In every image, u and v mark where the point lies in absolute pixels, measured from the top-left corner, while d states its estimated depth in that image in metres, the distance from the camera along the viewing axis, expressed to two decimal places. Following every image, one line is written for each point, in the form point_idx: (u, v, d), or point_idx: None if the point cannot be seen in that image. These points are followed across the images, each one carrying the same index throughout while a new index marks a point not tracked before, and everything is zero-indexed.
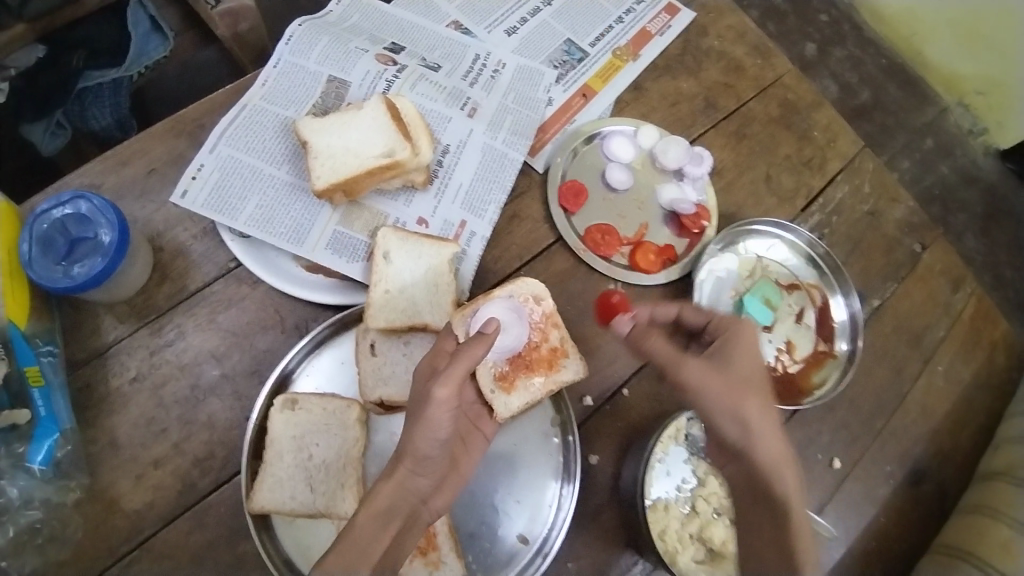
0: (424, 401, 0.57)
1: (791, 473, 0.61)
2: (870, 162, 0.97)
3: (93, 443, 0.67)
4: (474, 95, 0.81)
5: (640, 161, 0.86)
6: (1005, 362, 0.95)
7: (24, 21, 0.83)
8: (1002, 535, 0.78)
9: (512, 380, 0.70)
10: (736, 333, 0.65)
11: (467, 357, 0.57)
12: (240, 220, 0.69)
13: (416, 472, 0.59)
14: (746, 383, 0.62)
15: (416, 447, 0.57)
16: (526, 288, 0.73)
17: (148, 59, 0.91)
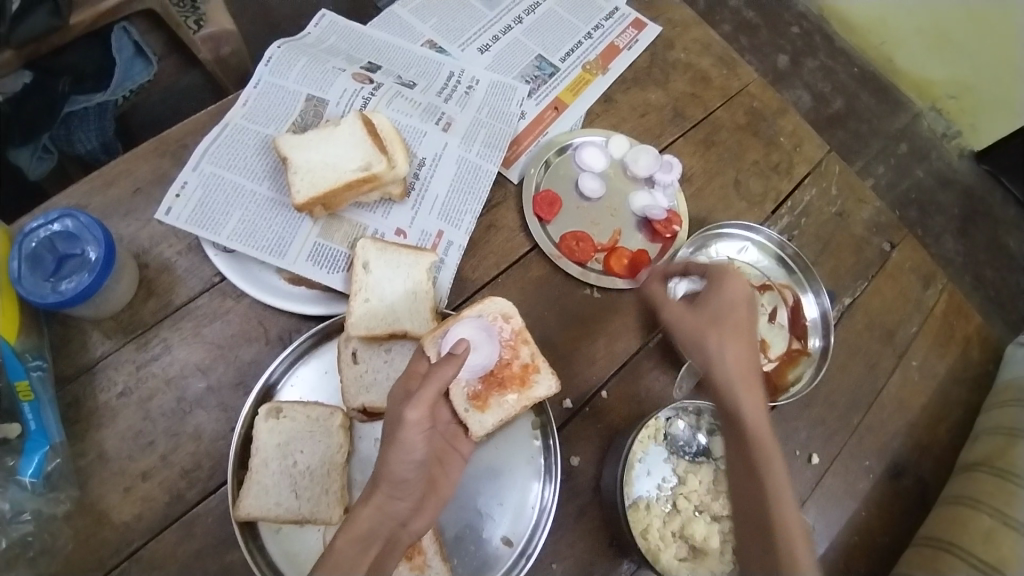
0: (397, 423, 0.59)
1: (750, 396, 0.66)
2: (837, 166, 1.00)
3: (81, 456, 0.68)
4: (449, 110, 0.84)
5: (612, 170, 0.89)
6: (979, 356, 0.98)
7: (12, 47, 0.80)
8: (984, 525, 0.78)
9: (485, 399, 0.71)
10: (721, 278, 0.71)
11: (437, 378, 0.59)
12: (222, 234, 0.71)
13: (394, 496, 0.61)
14: (717, 320, 0.70)
15: (391, 471, 0.60)
16: (495, 306, 0.74)
17: (132, 83, 0.95)
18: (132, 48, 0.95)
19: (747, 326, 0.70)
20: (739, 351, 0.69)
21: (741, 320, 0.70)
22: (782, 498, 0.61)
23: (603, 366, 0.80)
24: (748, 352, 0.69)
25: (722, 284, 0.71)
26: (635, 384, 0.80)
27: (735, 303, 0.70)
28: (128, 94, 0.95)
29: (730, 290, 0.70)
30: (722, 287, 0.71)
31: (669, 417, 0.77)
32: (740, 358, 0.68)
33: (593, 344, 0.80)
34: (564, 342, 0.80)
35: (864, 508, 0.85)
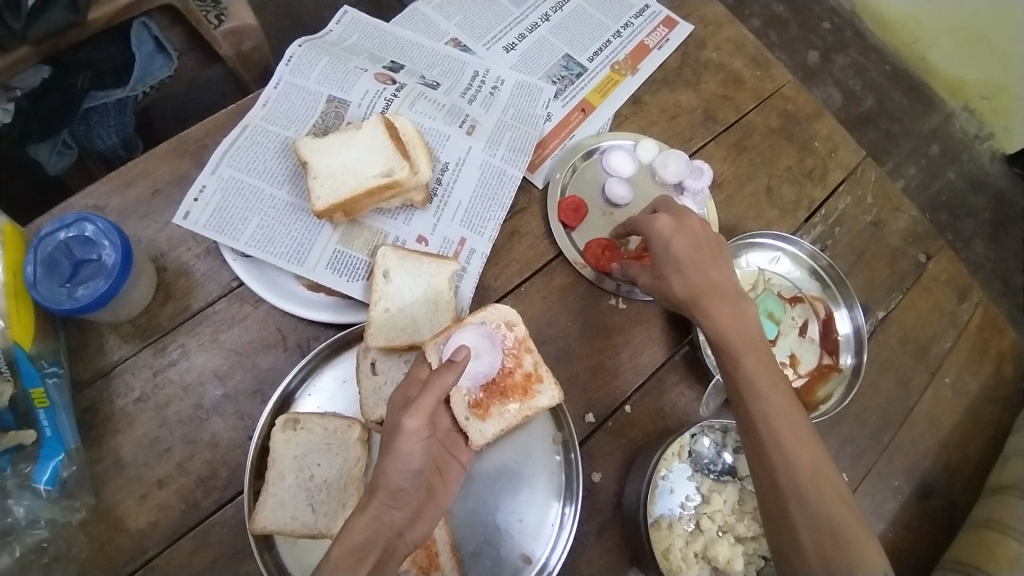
0: (395, 431, 0.57)
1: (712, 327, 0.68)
2: (872, 172, 0.96)
3: (98, 462, 0.68)
4: (473, 112, 0.82)
5: (640, 176, 0.86)
6: (1013, 373, 0.94)
7: (28, 43, 0.78)
8: (1013, 549, 0.78)
9: (486, 407, 0.68)
10: (647, 221, 0.72)
11: (437, 385, 0.58)
12: (241, 240, 0.70)
13: (392, 505, 0.57)
14: (657, 267, 0.71)
15: (388, 481, 0.56)
16: (497, 314, 0.71)
17: (152, 79, 0.92)
18: (153, 43, 0.91)
19: (698, 254, 0.70)
20: (692, 278, 0.69)
21: (678, 251, 0.70)
22: (770, 419, 0.62)
23: (627, 379, 0.78)
24: (700, 280, 0.69)
25: (650, 228, 0.71)
26: (660, 399, 0.78)
27: (675, 238, 0.70)
28: (147, 91, 0.92)
29: (659, 231, 0.70)
30: (649, 229, 0.71)
31: (695, 435, 0.74)
32: (695, 287, 0.69)
33: (617, 356, 0.78)
34: (587, 354, 0.77)
35: (891, 529, 0.83)
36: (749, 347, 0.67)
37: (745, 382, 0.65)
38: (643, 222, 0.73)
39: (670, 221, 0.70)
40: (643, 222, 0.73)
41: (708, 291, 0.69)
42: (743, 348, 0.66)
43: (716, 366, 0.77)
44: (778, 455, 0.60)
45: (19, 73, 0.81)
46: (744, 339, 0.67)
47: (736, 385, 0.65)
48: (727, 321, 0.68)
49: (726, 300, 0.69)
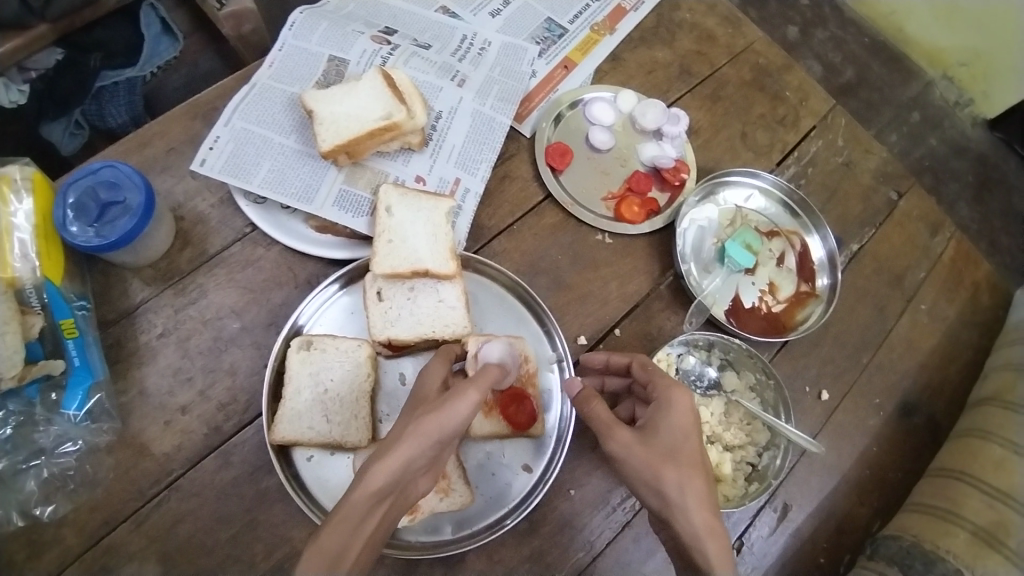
0: (456, 391, 0.57)
1: (710, 518, 0.58)
2: (843, 118, 1.02)
3: (124, 393, 0.74)
4: (463, 69, 0.87)
5: (620, 124, 0.92)
6: (988, 301, 0.99)
7: (46, 21, 0.91)
8: (996, 454, 0.81)
9: (491, 407, 0.72)
10: (666, 401, 0.63)
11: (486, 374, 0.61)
12: (254, 182, 0.76)
13: (420, 454, 0.55)
14: (672, 455, 0.60)
15: (430, 432, 0.55)
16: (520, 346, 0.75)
17: (158, 59, 1.06)
18: (160, 25, 1.05)
19: (692, 446, 0.61)
20: (690, 452, 0.60)
21: (695, 448, 0.61)
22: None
23: (616, 306, 0.82)
24: (697, 448, 0.61)
25: (667, 403, 0.62)
26: (647, 323, 0.83)
27: (676, 415, 0.62)
28: (155, 70, 1.06)
29: (674, 414, 0.62)
30: (667, 411, 0.62)
31: (679, 354, 0.81)
32: (701, 503, 0.59)
33: (606, 285, 0.83)
34: (575, 285, 0.82)
35: (876, 443, 0.86)
36: (707, 508, 0.59)
37: (692, 545, 0.58)
38: (659, 404, 0.63)
39: (682, 392, 0.63)
40: (660, 399, 0.64)
41: (673, 459, 0.60)
42: (716, 522, 0.58)
43: (698, 289, 0.82)
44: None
45: (36, 52, 0.94)
46: (707, 501, 0.59)
47: (693, 532, 0.58)
48: (702, 494, 0.59)
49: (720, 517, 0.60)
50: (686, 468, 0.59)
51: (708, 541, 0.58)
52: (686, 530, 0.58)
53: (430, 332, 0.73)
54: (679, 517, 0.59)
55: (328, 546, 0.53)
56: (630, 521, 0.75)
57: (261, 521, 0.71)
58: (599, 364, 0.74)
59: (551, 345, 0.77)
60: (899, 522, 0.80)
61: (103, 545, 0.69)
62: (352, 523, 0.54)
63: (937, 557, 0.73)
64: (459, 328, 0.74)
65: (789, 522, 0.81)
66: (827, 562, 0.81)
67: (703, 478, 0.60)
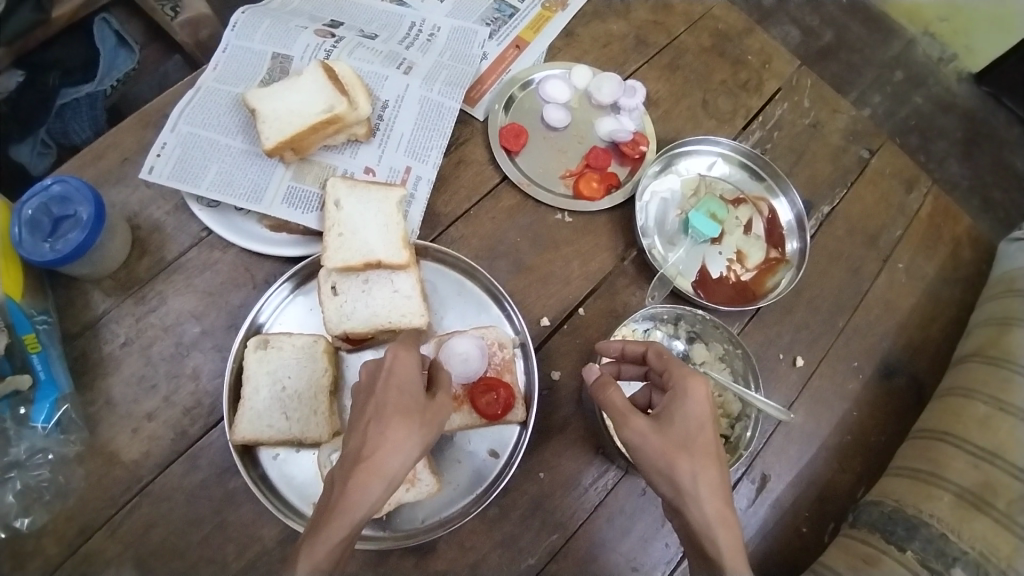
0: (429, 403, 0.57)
1: (722, 509, 0.55)
2: (809, 79, 1.00)
3: (92, 404, 0.74)
4: (410, 56, 0.86)
5: (576, 100, 0.90)
6: (971, 256, 0.96)
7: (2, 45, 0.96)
8: (980, 412, 0.78)
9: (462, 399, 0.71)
10: (682, 387, 0.59)
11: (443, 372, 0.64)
12: (202, 186, 0.76)
13: (405, 450, 0.54)
14: (687, 444, 0.57)
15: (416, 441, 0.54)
16: (495, 334, 0.75)
17: (117, 71, 1.07)
18: (115, 39, 1.08)
19: (709, 435, 0.57)
20: (705, 442, 0.57)
21: (711, 438, 0.57)
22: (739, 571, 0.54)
23: (580, 285, 0.81)
24: (712, 437, 0.58)
25: (685, 389, 0.59)
26: (612, 299, 0.81)
27: (693, 404, 0.58)
28: (114, 82, 1.07)
29: (690, 401, 0.58)
30: (683, 398, 0.59)
31: (646, 328, 0.79)
32: (714, 495, 0.56)
33: (569, 265, 0.82)
34: (537, 267, 0.81)
35: (856, 407, 0.85)
36: (720, 498, 0.56)
37: (702, 533, 0.56)
38: (675, 391, 0.60)
39: (700, 379, 0.59)
40: (678, 384, 0.60)
41: (687, 448, 0.56)
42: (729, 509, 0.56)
43: (660, 263, 0.81)
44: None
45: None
46: (721, 491, 0.56)
47: (706, 517, 0.55)
48: (715, 482, 0.56)
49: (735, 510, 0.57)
50: (702, 457, 0.56)
51: (720, 531, 0.55)
52: (699, 518, 0.56)
53: (386, 324, 0.73)
54: (691, 505, 0.56)
55: (334, 531, 0.50)
56: (602, 500, 0.74)
57: (232, 522, 0.72)
58: (615, 351, 0.72)
59: (511, 326, 0.77)
60: (882, 487, 0.78)
61: (81, 554, 0.69)
62: (360, 513, 0.51)
63: (921, 521, 0.71)
64: (415, 318, 0.73)
65: (768, 491, 0.79)
66: (812, 532, 0.79)
67: (718, 466, 0.57)
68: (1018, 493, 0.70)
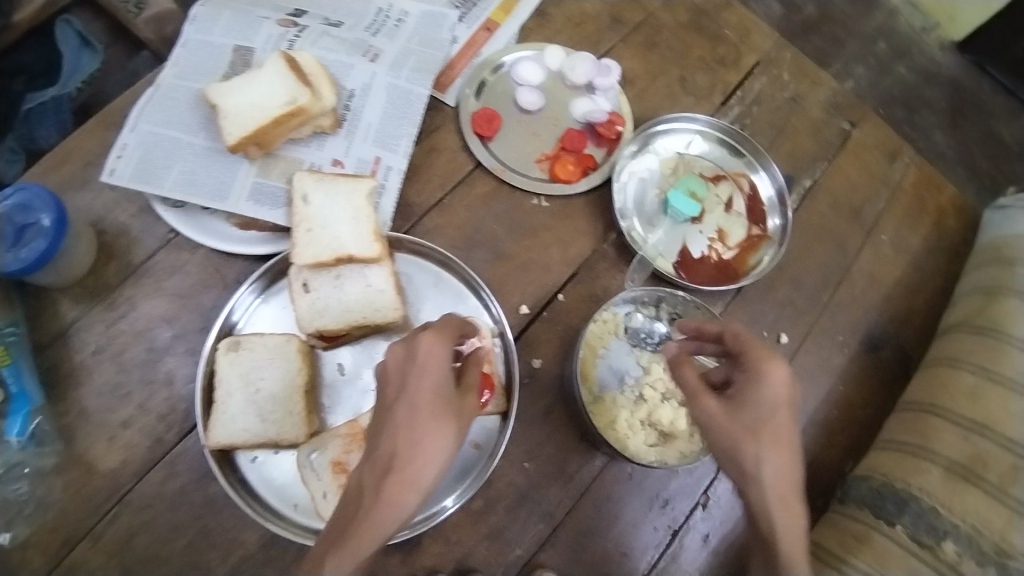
0: (450, 405, 0.55)
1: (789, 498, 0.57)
2: (788, 52, 0.98)
3: (66, 415, 0.72)
4: (377, 43, 0.83)
5: (549, 82, 0.88)
6: (956, 225, 0.95)
7: None
8: (968, 383, 0.77)
9: None
10: (757, 371, 0.58)
11: (474, 362, 0.60)
12: (165, 186, 0.74)
13: (436, 461, 0.53)
14: (757, 429, 0.57)
15: (444, 446, 0.53)
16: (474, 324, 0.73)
17: (82, 72, 1.05)
18: (78, 41, 1.06)
19: (779, 421, 0.58)
20: (779, 430, 0.57)
21: (782, 424, 0.58)
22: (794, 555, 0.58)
23: (559, 271, 0.80)
24: (784, 426, 0.58)
25: (762, 373, 0.58)
26: (592, 284, 0.80)
27: (769, 389, 0.58)
28: (80, 84, 1.05)
29: (767, 386, 0.58)
30: (761, 383, 0.58)
31: (627, 312, 0.78)
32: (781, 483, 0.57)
33: (547, 251, 0.80)
34: (514, 254, 0.80)
35: (842, 382, 0.84)
36: (785, 482, 0.57)
37: (761, 514, 0.58)
38: (749, 374, 0.59)
39: (778, 364, 0.58)
40: (750, 368, 0.59)
41: (756, 434, 0.57)
42: (790, 489, 0.58)
43: (639, 244, 0.80)
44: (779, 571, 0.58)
45: None
46: (787, 477, 0.58)
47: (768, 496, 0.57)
48: (781, 469, 0.57)
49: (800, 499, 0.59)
50: (771, 443, 0.57)
51: (780, 517, 0.58)
52: (760, 501, 0.58)
53: (360, 319, 0.72)
54: (754, 489, 0.57)
55: (364, 540, 0.51)
56: (588, 488, 0.74)
57: (213, 527, 0.71)
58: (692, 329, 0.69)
59: (489, 316, 0.75)
60: (870, 462, 0.77)
61: (64, 565, 0.68)
62: (389, 525, 0.52)
63: (909, 495, 0.71)
64: (389, 312, 0.72)
65: None
66: None
67: (787, 453, 0.58)
68: (1008, 464, 0.70)
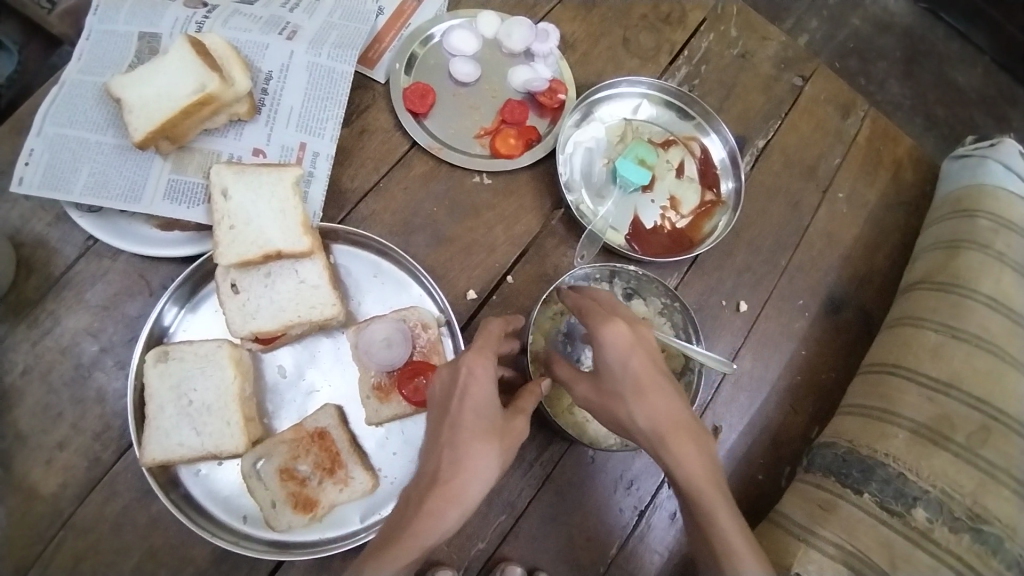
0: (506, 429, 0.53)
1: (679, 439, 0.53)
2: (734, 6, 0.93)
3: (1, 440, 0.67)
4: (294, 19, 0.78)
5: (485, 51, 0.83)
6: (913, 177, 0.93)
7: None
8: (930, 341, 0.76)
9: (386, 390, 0.67)
10: (595, 334, 0.56)
11: (529, 392, 0.59)
12: (75, 191, 0.68)
13: (484, 478, 0.49)
14: (616, 389, 0.56)
15: (489, 461, 0.49)
16: (417, 314, 0.69)
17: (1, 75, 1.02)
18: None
19: (634, 371, 0.55)
20: (634, 382, 0.55)
21: (639, 373, 0.55)
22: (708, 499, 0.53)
23: (506, 252, 0.76)
24: (638, 377, 0.55)
25: (600, 336, 0.56)
26: (542, 263, 0.77)
27: (610, 349, 0.55)
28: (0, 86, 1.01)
29: (607, 346, 0.56)
30: (601, 345, 0.56)
31: (580, 290, 0.75)
32: (658, 426, 0.54)
33: (494, 231, 0.77)
34: (459, 237, 0.76)
35: (804, 346, 0.82)
36: (662, 426, 0.54)
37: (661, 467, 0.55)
38: (592, 339, 0.57)
39: (611, 322, 0.56)
40: (591, 334, 0.57)
41: (619, 394, 0.56)
42: (681, 433, 0.54)
43: (588, 218, 0.76)
44: (706, 525, 0.53)
45: None
46: (661, 421, 0.54)
47: (654, 448, 0.55)
48: (650, 419, 0.54)
49: (696, 439, 0.55)
50: (632, 398, 0.55)
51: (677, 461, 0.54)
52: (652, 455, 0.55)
53: (295, 318, 0.67)
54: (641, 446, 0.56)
55: (405, 553, 0.46)
56: (550, 474, 0.72)
57: (161, 546, 0.67)
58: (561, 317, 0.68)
59: (434, 304, 0.72)
60: (835, 427, 0.76)
61: None
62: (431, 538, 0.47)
63: (876, 462, 0.69)
64: (327, 308, 0.68)
65: (721, 443, 0.77)
66: (768, 479, 0.77)
67: (657, 400, 0.55)
68: (974, 423, 0.70)
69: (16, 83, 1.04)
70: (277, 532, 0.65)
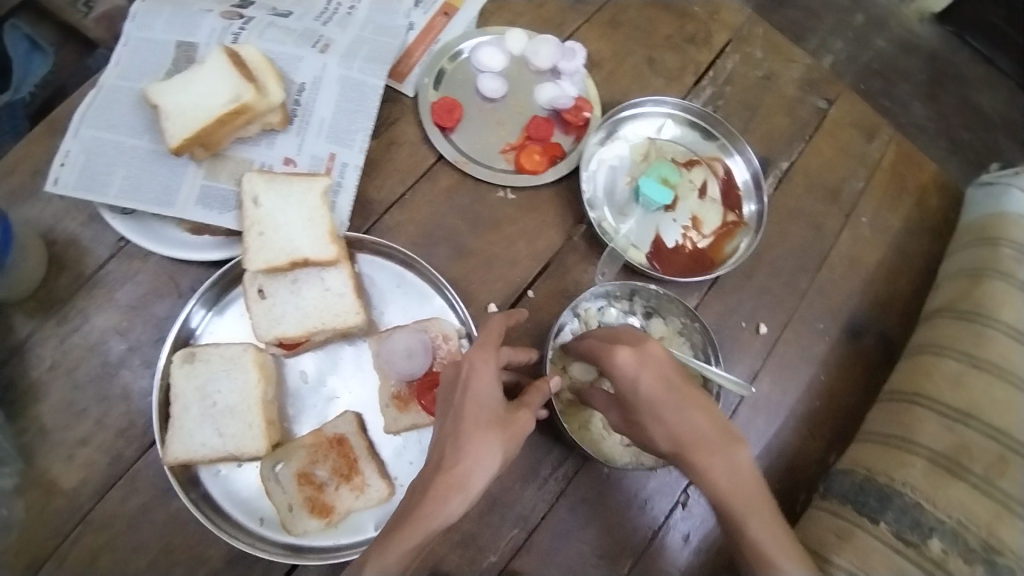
0: (509, 422, 0.53)
1: (700, 452, 0.56)
2: (760, 28, 0.94)
3: (25, 433, 0.69)
4: (328, 32, 0.80)
5: (512, 67, 0.84)
6: (937, 204, 0.93)
7: None
8: (951, 370, 0.75)
9: (405, 400, 0.68)
10: (608, 364, 0.60)
11: (535, 391, 0.61)
12: (110, 194, 0.70)
13: (484, 467, 0.49)
14: (634, 410, 0.59)
15: (491, 453, 0.50)
16: (439, 326, 0.70)
17: (34, 77, 1.02)
18: (28, 44, 1.02)
19: (647, 390, 0.57)
20: (648, 401, 0.57)
21: (651, 391, 0.57)
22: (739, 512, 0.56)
23: (527, 266, 0.77)
24: (651, 398, 0.57)
25: (612, 366, 0.59)
26: (562, 279, 0.77)
27: (623, 375, 0.59)
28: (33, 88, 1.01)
29: (618, 374, 0.59)
30: (614, 374, 0.59)
31: (600, 307, 0.76)
32: (678, 439, 0.57)
33: (516, 245, 0.77)
34: (480, 250, 0.77)
35: (823, 371, 0.82)
36: (682, 438, 0.57)
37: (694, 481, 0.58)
38: (604, 367, 0.61)
39: (619, 350, 0.59)
40: (603, 362, 0.61)
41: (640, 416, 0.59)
42: (702, 446, 0.57)
43: (610, 236, 0.77)
44: (740, 536, 0.57)
45: None
46: (678, 436, 0.57)
47: (682, 466, 0.58)
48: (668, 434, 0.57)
49: (721, 449, 0.57)
50: (649, 417, 0.58)
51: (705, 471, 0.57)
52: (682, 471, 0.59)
53: (319, 325, 0.69)
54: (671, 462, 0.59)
55: (408, 536, 0.46)
56: (564, 489, 0.72)
57: (177, 544, 0.68)
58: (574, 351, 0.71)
59: (455, 317, 0.72)
60: (852, 455, 0.76)
61: None
62: (438, 523, 0.47)
63: (893, 491, 0.68)
64: (350, 316, 0.69)
65: None
66: (783, 503, 0.76)
67: (673, 416, 0.57)
68: (990, 452, 0.69)
69: (50, 84, 1.04)
70: (292, 535, 0.65)
